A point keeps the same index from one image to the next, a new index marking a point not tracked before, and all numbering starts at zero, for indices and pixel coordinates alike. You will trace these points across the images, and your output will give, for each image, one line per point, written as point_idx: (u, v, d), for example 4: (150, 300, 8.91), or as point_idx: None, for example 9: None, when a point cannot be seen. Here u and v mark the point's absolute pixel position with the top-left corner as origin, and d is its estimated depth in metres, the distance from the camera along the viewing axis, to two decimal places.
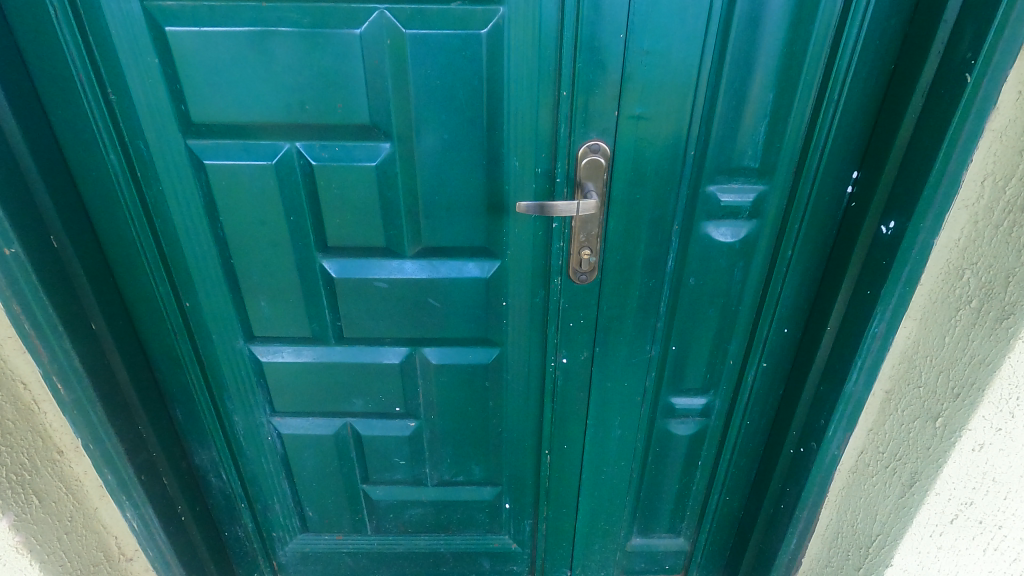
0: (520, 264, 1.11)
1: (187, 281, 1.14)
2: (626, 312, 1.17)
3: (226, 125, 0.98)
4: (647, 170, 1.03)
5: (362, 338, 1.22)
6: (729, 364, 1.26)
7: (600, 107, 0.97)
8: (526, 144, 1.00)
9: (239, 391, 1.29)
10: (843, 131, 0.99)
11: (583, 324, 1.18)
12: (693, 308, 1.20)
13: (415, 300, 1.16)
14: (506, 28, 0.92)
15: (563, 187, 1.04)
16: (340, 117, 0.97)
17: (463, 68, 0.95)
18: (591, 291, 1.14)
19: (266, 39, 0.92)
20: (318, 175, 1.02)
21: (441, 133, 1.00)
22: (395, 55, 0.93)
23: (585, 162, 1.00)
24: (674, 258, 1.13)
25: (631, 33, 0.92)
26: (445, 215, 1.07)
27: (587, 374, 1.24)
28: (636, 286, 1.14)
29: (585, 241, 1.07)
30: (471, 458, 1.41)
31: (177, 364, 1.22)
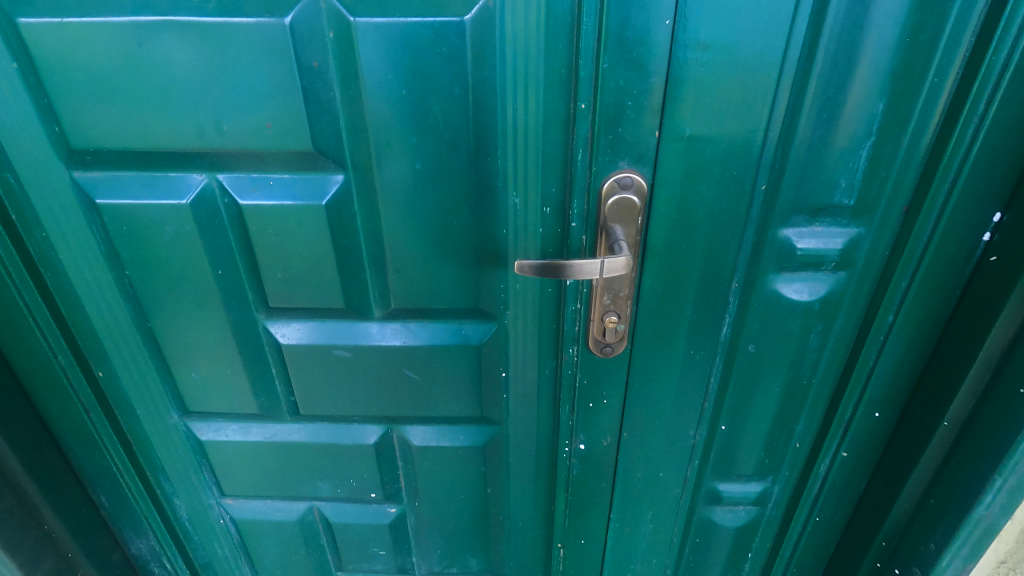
0: (523, 329, 0.84)
1: (97, 346, 0.89)
2: (664, 391, 0.89)
3: (121, 152, 0.72)
4: (697, 212, 0.72)
5: (324, 415, 0.96)
6: (795, 449, 0.97)
7: (637, 125, 0.67)
8: (530, 175, 0.72)
9: (179, 471, 1.04)
10: (985, 155, 0.70)
11: (606, 403, 0.90)
12: (751, 382, 0.90)
13: (388, 372, 0.90)
14: (498, 14, 0.63)
15: (580, 232, 0.75)
16: (272, 141, 0.70)
17: (440, 71, 0.66)
18: (617, 364, 0.86)
19: (158, 33, 0.64)
20: (249, 218, 0.76)
21: (413, 162, 0.72)
22: (342, 54, 0.65)
23: (612, 203, 0.70)
24: (732, 321, 0.84)
25: (684, 21, 0.61)
26: (424, 267, 0.80)
27: (612, 461, 0.97)
28: (679, 359, 0.86)
29: (611, 304, 0.78)
30: (466, 548, 1.14)
31: (91, 446, 0.97)
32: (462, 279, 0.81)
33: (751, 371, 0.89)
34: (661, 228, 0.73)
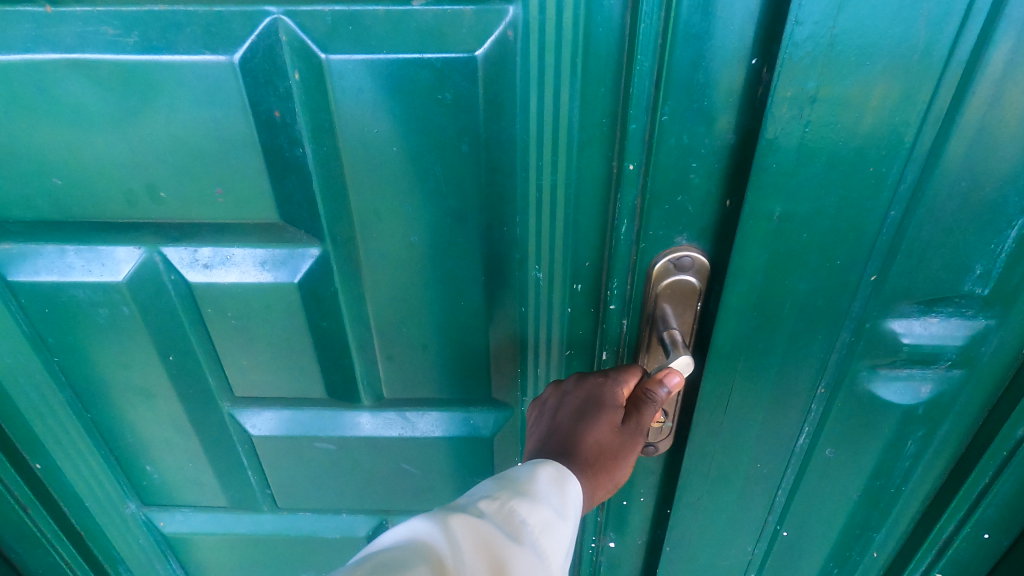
0: None
1: (31, 437, 0.74)
2: (717, 506, 0.71)
3: (31, 222, 0.56)
4: (783, 310, 0.54)
5: (307, 507, 0.81)
6: (868, 558, 0.75)
7: (706, 193, 0.51)
8: (559, 250, 0.56)
9: (141, 562, 0.90)
10: None
11: (643, 502, 0.75)
12: (822, 496, 0.69)
13: (382, 466, 0.75)
14: (519, 49, 0.47)
15: (620, 317, 0.58)
16: (226, 210, 0.54)
17: (441, 121, 0.50)
18: (659, 462, 0.70)
19: (62, 76, 0.48)
20: (202, 298, 0.60)
21: (407, 234, 0.56)
22: (312, 101, 0.49)
23: (667, 286, 0.55)
24: (811, 436, 0.64)
25: (787, 66, 0.42)
26: (423, 354, 0.64)
27: (646, 560, 0.82)
28: (741, 472, 0.68)
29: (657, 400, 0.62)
30: None
31: (35, 544, 0.83)
32: (470, 368, 0.65)
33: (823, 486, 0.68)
34: (736, 331, 0.55)
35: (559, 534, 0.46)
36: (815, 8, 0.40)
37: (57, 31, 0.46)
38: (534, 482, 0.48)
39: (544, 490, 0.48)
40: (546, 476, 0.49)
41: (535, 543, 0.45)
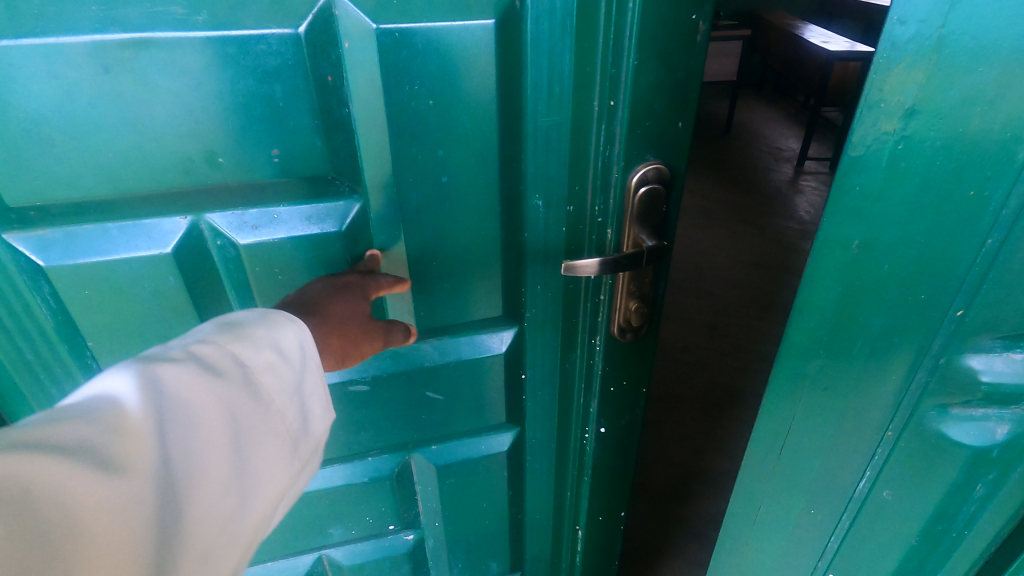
0: (542, 326, 0.83)
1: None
2: (767, 546, 0.71)
3: (76, 202, 0.59)
4: (845, 335, 0.52)
5: (340, 455, 0.91)
6: None
7: (670, 118, 0.63)
8: (556, 179, 0.69)
9: None
10: None
11: (627, 386, 0.87)
12: (874, 548, 0.60)
13: (411, 397, 0.87)
14: (524, 14, 0.60)
15: (602, 225, 0.70)
16: (281, 169, 0.63)
17: (465, 76, 0.62)
18: (638, 349, 0.82)
19: (130, 54, 0.53)
20: (250, 260, 0.66)
21: (439, 176, 0.67)
22: (361, 66, 0.58)
23: (641, 197, 0.66)
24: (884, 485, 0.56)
25: (883, 71, 0.41)
26: (450, 283, 0.76)
27: (626, 439, 0.94)
28: (790, 507, 0.65)
29: (636, 290, 0.73)
30: (486, 552, 1.12)
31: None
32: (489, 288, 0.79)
33: (879, 545, 0.60)
34: (812, 347, 0.54)
35: (281, 376, 0.51)
36: (919, 5, 0.38)
37: (128, 13, 0.52)
38: (259, 328, 0.51)
39: (264, 333, 0.51)
40: (270, 329, 0.52)
41: (247, 378, 0.48)
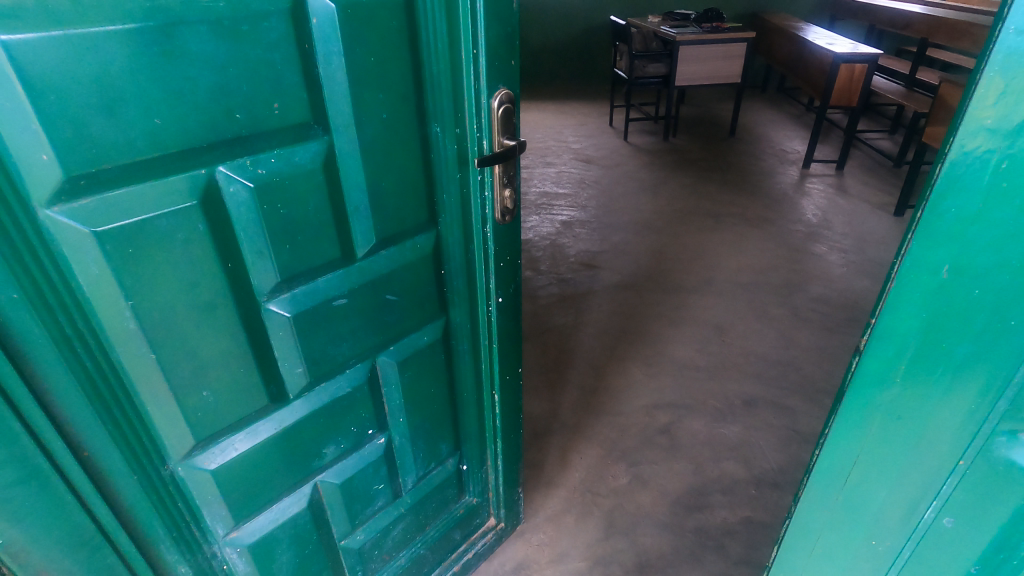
0: (451, 227, 1.06)
1: (88, 418, 0.74)
2: (833, 544, 0.80)
3: (122, 168, 0.64)
4: (940, 344, 0.61)
5: (327, 374, 0.96)
6: None
7: (506, 57, 0.97)
8: (447, 110, 0.96)
9: (187, 522, 0.89)
10: None
11: (509, 262, 1.17)
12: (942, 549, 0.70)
13: (376, 303, 0.99)
14: None
15: (479, 138, 1.00)
16: (278, 120, 0.75)
17: (391, 39, 0.84)
18: (511, 228, 1.13)
19: (171, 32, 0.63)
20: (260, 200, 0.77)
21: (381, 115, 0.87)
22: (328, 35, 0.76)
23: (501, 114, 0.99)
24: (956, 485, 0.66)
25: (990, 83, 0.50)
26: (393, 203, 0.94)
27: (516, 307, 1.24)
28: (861, 511, 0.75)
29: (505, 181, 1.06)
30: (439, 438, 1.26)
31: (86, 554, 0.78)
32: (421, 206, 0.99)
33: (939, 553, 0.71)
34: (899, 349, 0.63)
35: None
36: None
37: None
38: None
39: None
40: None
41: None
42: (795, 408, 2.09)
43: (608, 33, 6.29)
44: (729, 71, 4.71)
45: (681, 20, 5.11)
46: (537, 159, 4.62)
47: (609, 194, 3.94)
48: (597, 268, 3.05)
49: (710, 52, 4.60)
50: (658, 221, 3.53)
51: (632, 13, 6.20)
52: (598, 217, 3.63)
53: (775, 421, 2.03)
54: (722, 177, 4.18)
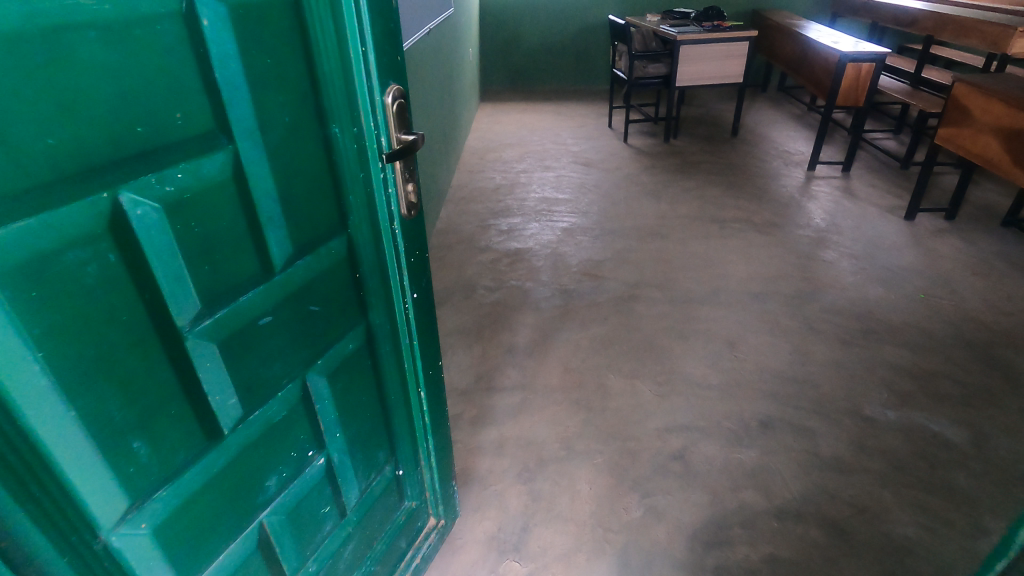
0: (361, 230, 0.98)
1: (4, 507, 0.57)
2: None
3: (11, 197, 0.51)
4: None
5: (260, 397, 0.85)
6: None
7: (393, 50, 0.89)
8: (344, 108, 0.86)
9: None
10: None
11: (418, 255, 1.10)
12: None
13: (299, 315, 0.89)
14: None
15: (378, 136, 0.91)
16: (183, 131, 0.64)
17: (282, 37, 0.74)
18: (417, 222, 1.07)
19: (51, 35, 0.51)
20: (173, 216, 0.65)
21: (281, 119, 0.77)
22: (221, 36, 0.65)
23: (398, 108, 0.92)
24: None
25: None
26: (302, 210, 0.85)
27: (427, 298, 1.19)
28: None
29: (409, 174, 0.99)
30: (375, 445, 1.19)
31: None
32: (330, 209, 0.91)
33: None
34: None
35: None
36: None
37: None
38: None
39: None
40: None
41: None
42: (815, 430, 1.97)
43: (606, 32, 6.17)
44: (731, 70, 4.60)
45: (681, 18, 5.00)
46: (536, 163, 4.50)
47: (611, 199, 3.83)
48: (601, 277, 2.93)
49: (710, 51, 4.49)
50: (663, 227, 3.42)
51: (631, 11, 6.07)
52: (601, 223, 3.51)
53: (794, 445, 1.92)
54: (726, 180, 4.07)
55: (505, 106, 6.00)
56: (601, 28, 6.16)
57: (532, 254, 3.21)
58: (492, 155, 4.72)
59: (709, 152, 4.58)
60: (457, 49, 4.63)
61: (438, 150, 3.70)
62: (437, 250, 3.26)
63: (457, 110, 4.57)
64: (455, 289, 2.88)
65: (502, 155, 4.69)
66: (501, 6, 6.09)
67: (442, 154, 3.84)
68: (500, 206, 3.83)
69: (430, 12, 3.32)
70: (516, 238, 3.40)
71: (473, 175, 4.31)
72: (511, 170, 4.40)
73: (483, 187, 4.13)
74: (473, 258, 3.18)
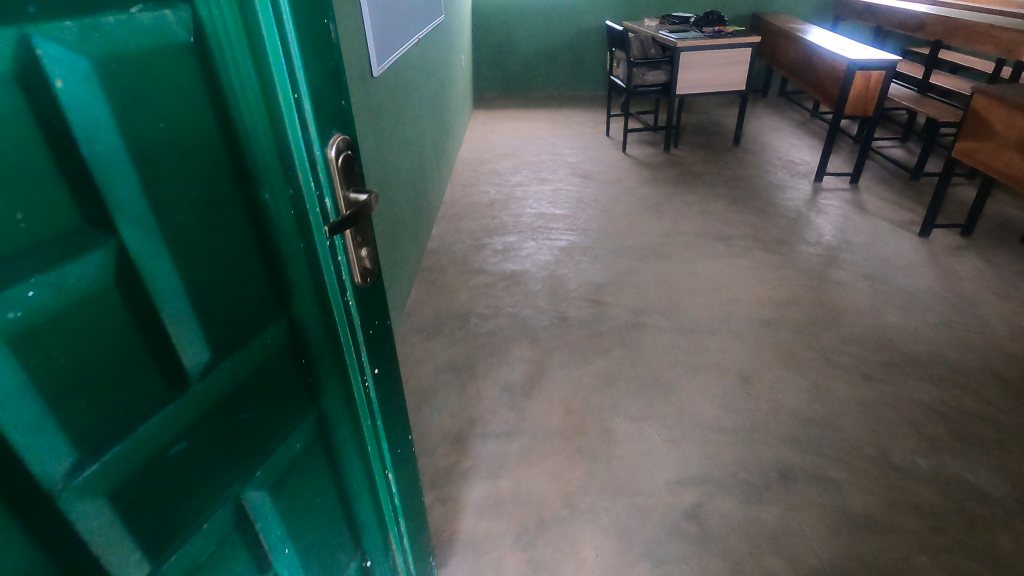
0: (306, 309, 0.80)
1: None
2: None
3: None
4: None
5: (179, 542, 0.66)
6: None
7: (334, 94, 0.74)
8: (274, 169, 0.70)
9: None
10: None
11: (377, 326, 0.93)
12: None
13: (228, 428, 0.71)
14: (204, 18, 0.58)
15: (321, 197, 0.75)
16: (33, 236, 0.46)
17: (183, 90, 0.57)
18: (375, 288, 0.90)
19: None
20: (24, 350, 0.47)
21: (189, 193, 0.59)
22: (87, 99, 0.48)
23: (342, 163, 0.76)
24: None
25: None
26: (224, 301, 0.67)
27: (392, 370, 1.01)
28: None
29: (361, 237, 0.83)
30: (338, 549, 1.01)
31: None
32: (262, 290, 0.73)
33: None
34: None
35: None
36: None
37: None
38: None
39: None
40: None
41: None
42: (840, 481, 1.81)
43: (603, 37, 6.00)
44: (733, 77, 4.44)
45: (681, 24, 4.83)
46: (532, 175, 4.32)
47: (611, 214, 3.66)
48: (602, 303, 2.76)
49: (711, 58, 4.33)
50: (666, 246, 3.25)
51: (628, 15, 5.90)
52: (600, 242, 3.34)
53: (819, 500, 1.75)
54: (729, 193, 3.90)
55: (499, 114, 5.82)
56: (598, 33, 5.99)
57: (528, 277, 3.03)
58: (485, 167, 4.54)
59: (712, 163, 4.41)
60: (448, 58, 4.45)
61: (429, 166, 3.52)
62: (428, 273, 3.08)
63: (449, 121, 4.39)
64: (447, 317, 2.70)
65: (496, 167, 4.51)
66: (493, 11, 5.91)
67: (433, 169, 3.65)
68: (495, 223, 3.65)
69: (420, 21, 3.14)
70: (512, 258, 3.22)
71: (466, 190, 4.13)
72: (506, 183, 4.23)
73: (476, 202, 3.95)
74: (466, 282, 3.00)
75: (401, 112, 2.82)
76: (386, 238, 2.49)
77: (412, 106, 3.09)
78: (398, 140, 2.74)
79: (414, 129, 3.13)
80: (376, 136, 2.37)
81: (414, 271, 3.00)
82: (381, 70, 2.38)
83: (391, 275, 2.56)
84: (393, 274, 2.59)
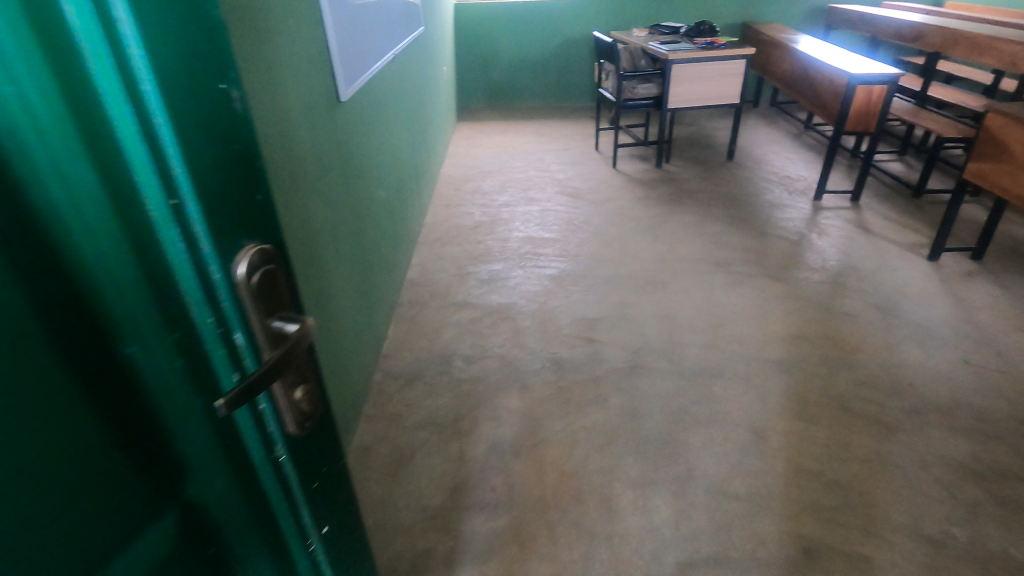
0: (205, 475, 0.61)
1: None
2: None
3: None
4: None
5: None
6: None
7: (247, 192, 0.53)
8: (138, 312, 0.52)
9: None
10: None
11: (325, 474, 0.72)
12: None
13: None
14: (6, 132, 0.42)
15: (227, 334, 0.54)
16: None
17: None
18: (318, 430, 0.69)
19: None
20: None
21: None
22: None
23: (258, 284, 0.55)
24: None
25: None
26: (45, 495, 0.49)
27: (346, 516, 0.81)
28: None
29: (292, 376, 0.62)
30: None
31: None
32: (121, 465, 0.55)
33: None
34: None
35: None
36: None
37: None
38: None
39: None
40: None
41: None
42: (871, 558, 1.61)
43: (590, 46, 5.81)
44: (726, 90, 4.27)
45: (671, 34, 4.66)
46: (519, 195, 4.10)
47: (604, 238, 3.45)
48: (597, 341, 2.55)
49: (703, 71, 4.15)
50: (663, 274, 3.04)
51: (615, 24, 5.73)
52: (593, 270, 3.13)
53: None
54: (726, 213, 3.72)
55: (483, 127, 5.60)
56: (585, 43, 5.80)
57: (517, 311, 2.81)
58: (470, 185, 4.32)
59: (707, 180, 4.23)
60: (430, 70, 4.22)
61: (409, 189, 3.28)
62: (408, 309, 2.85)
63: (431, 137, 4.16)
64: (429, 360, 2.47)
65: (481, 186, 4.29)
66: (476, 21, 5.71)
67: (414, 192, 3.42)
68: (480, 248, 3.42)
69: (395, 36, 2.92)
70: (499, 289, 3.00)
71: (449, 211, 3.90)
72: (492, 203, 4.00)
73: (460, 225, 3.72)
74: (449, 318, 2.77)
75: (376, 136, 2.59)
76: (359, 277, 2.25)
77: (389, 127, 2.86)
78: (372, 167, 2.50)
79: (391, 152, 2.89)
80: (347, 167, 2.14)
81: (392, 307, 2.77)
82: (351, 93, 2.15)
83: (366, 317, 2.32)
84: (369, 315, 2.35)
